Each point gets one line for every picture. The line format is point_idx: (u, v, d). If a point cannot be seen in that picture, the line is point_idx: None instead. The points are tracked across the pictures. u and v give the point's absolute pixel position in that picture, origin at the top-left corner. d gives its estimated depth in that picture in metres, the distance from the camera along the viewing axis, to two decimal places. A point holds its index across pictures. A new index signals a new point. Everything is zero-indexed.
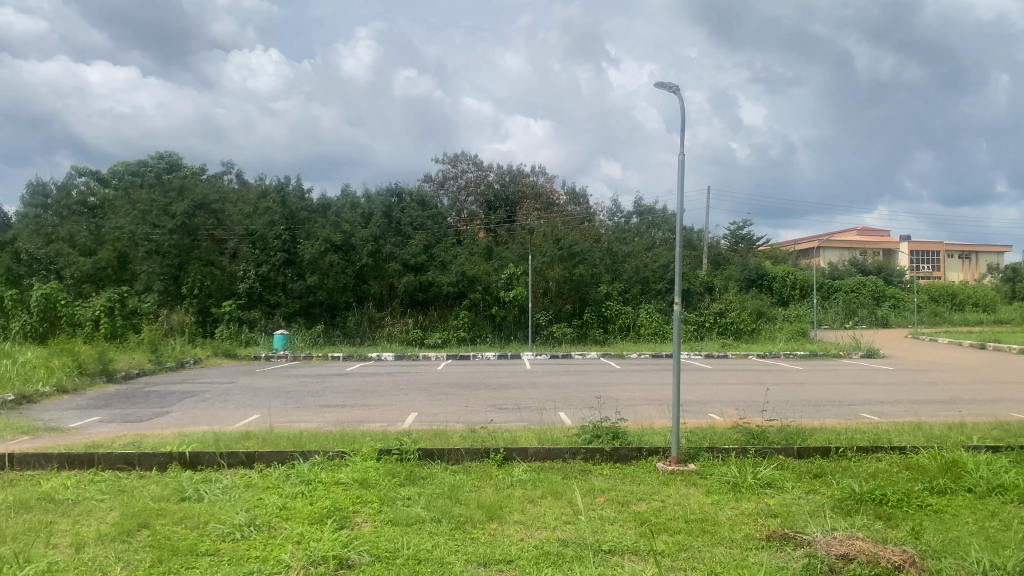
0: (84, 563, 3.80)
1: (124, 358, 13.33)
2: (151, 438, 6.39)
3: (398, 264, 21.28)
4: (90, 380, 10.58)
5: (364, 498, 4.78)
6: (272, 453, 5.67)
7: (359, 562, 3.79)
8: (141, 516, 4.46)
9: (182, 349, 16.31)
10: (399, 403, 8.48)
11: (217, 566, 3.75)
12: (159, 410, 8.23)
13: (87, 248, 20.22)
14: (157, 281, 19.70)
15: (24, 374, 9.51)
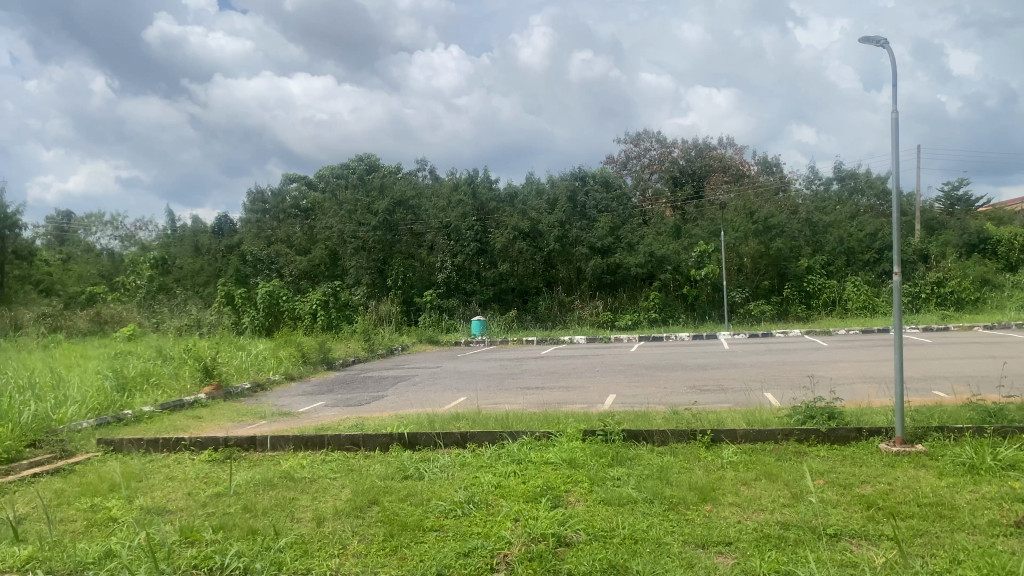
0: (324, 536, 4.13)
1: (340, 347, 14.38)
2: (370, 420, 6.84)
3: (585, 248, 21.41)
4: (313, 367, 11.50)
5: (574, 478, 4.85)
6: (483, 433, 5.89)
7: (578, 540, 3.87)
8: (371, 493, 4.79)
9: (391, 337, 17.34)
10: (599, 384, 8.56)
11: (444, 541, 3.95)
12: (376, 393, 8.80)
13: (302, 248, 22.29)
14: (365, 275, 21.26)
15: (256, 363, 10.54)
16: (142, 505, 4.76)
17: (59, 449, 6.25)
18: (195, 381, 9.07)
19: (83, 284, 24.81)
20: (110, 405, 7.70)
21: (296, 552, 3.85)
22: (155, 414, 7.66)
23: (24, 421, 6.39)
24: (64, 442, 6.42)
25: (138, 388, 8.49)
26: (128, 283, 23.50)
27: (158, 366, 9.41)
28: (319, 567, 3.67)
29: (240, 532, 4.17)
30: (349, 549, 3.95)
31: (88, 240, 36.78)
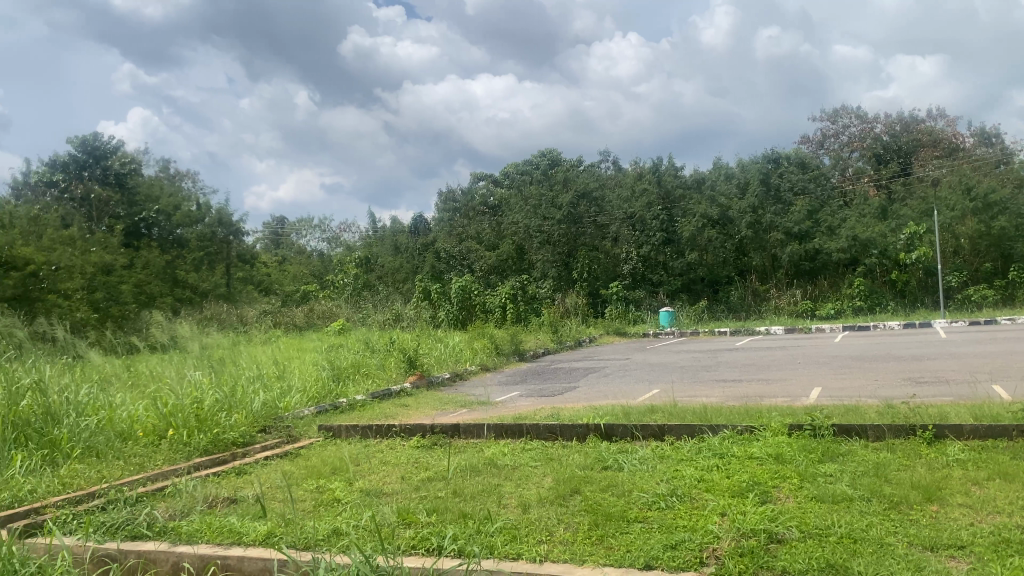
0: (532, 523, 4.23)
1: (531, 339, 14.72)
2: (567, 411, 6.92)
3: (780, 233, 20.62)
4: (506, 358, 11.82)
5: (782, 473, 4.68)
6: (682, 427, 5.79)
7: (790, 537, 3.73)
8: (573, 483, 4.85)
9: (579, 329, 17.47)
10: (801, 377, 8.18)
11: (649, 533, 3.94)
12: (568, 385, 8.90)
13: (490, 243, 22.81)
14: (551, 268, 21.48)
15: (454, 355, 11.00)
16: (360, 488, 5.10)
17: (286, 434, 6.84)
18: (400, 371, 9.61)
19: (297, 283, 26.95)
20: (326, 394, 8.32)
21: (506, 537, 3.98)
22: (366, 402, 8.19)
23: (255, 409, 7.05)
24: (289, 428, 7.02)
25: (350, 377, 9.13)
26: (337, 283, 25.02)
27: (365, 357, 10.06)
28: (529, 552, 3.77)
29: (452, 516, 4.36)
30: (556, 536, 4.03)
31: (299, 242, 39.92)
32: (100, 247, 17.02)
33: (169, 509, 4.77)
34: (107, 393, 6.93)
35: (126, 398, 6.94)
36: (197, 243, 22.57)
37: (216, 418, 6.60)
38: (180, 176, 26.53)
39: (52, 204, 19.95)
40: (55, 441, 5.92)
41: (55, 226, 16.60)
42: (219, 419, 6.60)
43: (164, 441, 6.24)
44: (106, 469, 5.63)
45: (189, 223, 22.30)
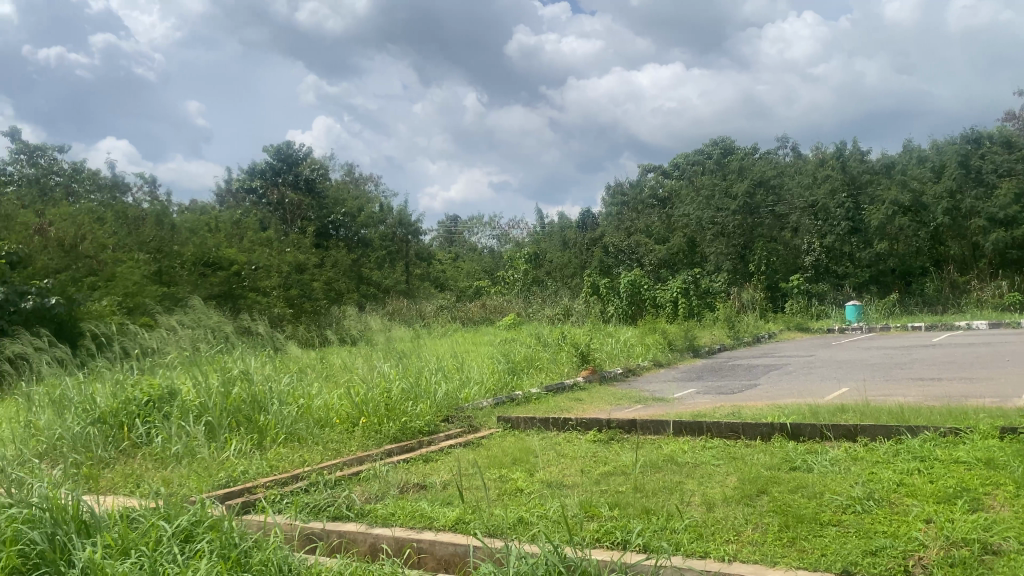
0: (717, 522, 4.14)
1: (706, 335, 14.41)
2: (749, 408, 6.73)
3: (982, 220, 19.04)
4: (680, 354, 11.64)
5: (995, 480, 4.31)
6: (877, 427, 5.47)
7: (1007, 548, 3.43)
8: (760, 482, 4.70)
9: (756, 324, 16.88)
10: (1013, 376, 7.47)
11: (846, 537, 3.76)
12: (748, 382, 8.61)
13: (661, 237, 22.62)
14: (725, 261, 20.86)
15: (626, 350, 10.95)
16: (542, 478, 5.19)
17: (467, 424, 7.09)
18: (574, 365, 9.69)
19: (471, 280, 27.60)
20: (504, 386, 8.53)
21: (692, 535, 3.92)
22: (542, 395, 8.31)
23: (438, 398, 7.37)
24: (470, 418, 7.26)
25: (525, 371, 9.32)
26: (508, 278, 25.14)
27: (539, 350, 10.22)
28: (717, 551, 3.70)
29: (635, 511, 4.34)
30: (744, 536, 3.92)
31: (472, 240, 41.06)
32: (293, 247, 18.31)
33: (364, 493, 5.06)
34: (305, 384, 7.45)
35: (322, 387, 7.43)
36: (380, 243, 23.78)
37: (403, 407, 6.96)
38: (362, 179, 28.06)
39: (252, 208, 21.69)
40: (262, 426, 6.44)
41: (255, 229, 18.02)
42: (406, 408, 6.95)
43: (357, 428, 6.64)
44: (307, 453, 6.05)
45: (372, 223, 23.50)
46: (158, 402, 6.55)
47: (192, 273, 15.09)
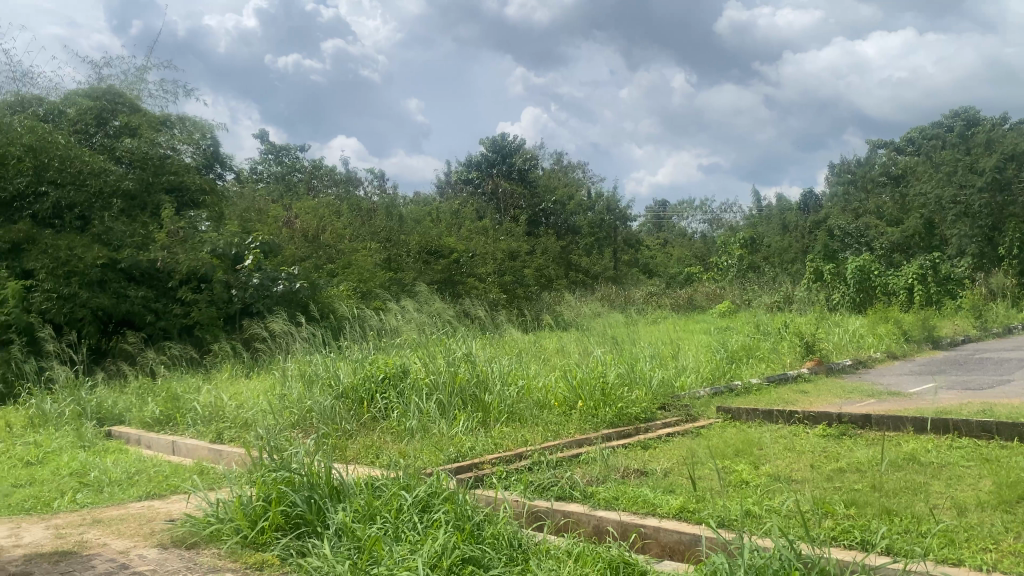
0: (971, 528, 3.80)
1: (948, 324, 13.26)
2: (1002, 407, 6.11)
3: None
4: (917, 346, 10.79)
5: None
6: None
7: None
8: (1020, 488, 4.25)
9: (1008, 314, 15.25)
10: None
11: None
12: (999, 378, 7.82)
13: (894, 218, 21.96)
14: (970, 244, 18.92)
15: (855, 341, 10.31)
16: (768, 472, 5.01)
17: (686, 413, 7.00)
18: (797, 356, 9.27)
19: (682, 264, 27.03)
20: (722, 375, 8.34)
21: (943, 540, 3.63)
22: (763, 386, 8.02)
23: (655, 385, 7.35)
24: (688, 407, 7.16)
25: (744, 360, 9.04)
26: (721, 263, 24.32)
27: (759, 339, 9.86)
28: (973, 560, 3.40)
29: (874, 511, 4.09)
30: (1004, 546, 3.57)
31: (681, 225, 40.36)
32: (507, 235, 18.90)
33: (587, 475, 5.14)
34: (525, 366, 7.69)
35: (541, 370, 7.63)
36: (590, 229, 23.87)
37: (619, 393, 6.99)
38: (572, 167, 28.44)
39: (469, 199, 22.68)
40: (486, 405, 6.72)
41: (472, 219, 18.87)
42: (622, 394, 6.98)
43: (575, 411, 6.75)
44: (530, 433, 6.24)
45: (583, 211, 23.77)
46: (392, 380, 7.00)
47: (417, 261, 16.02)
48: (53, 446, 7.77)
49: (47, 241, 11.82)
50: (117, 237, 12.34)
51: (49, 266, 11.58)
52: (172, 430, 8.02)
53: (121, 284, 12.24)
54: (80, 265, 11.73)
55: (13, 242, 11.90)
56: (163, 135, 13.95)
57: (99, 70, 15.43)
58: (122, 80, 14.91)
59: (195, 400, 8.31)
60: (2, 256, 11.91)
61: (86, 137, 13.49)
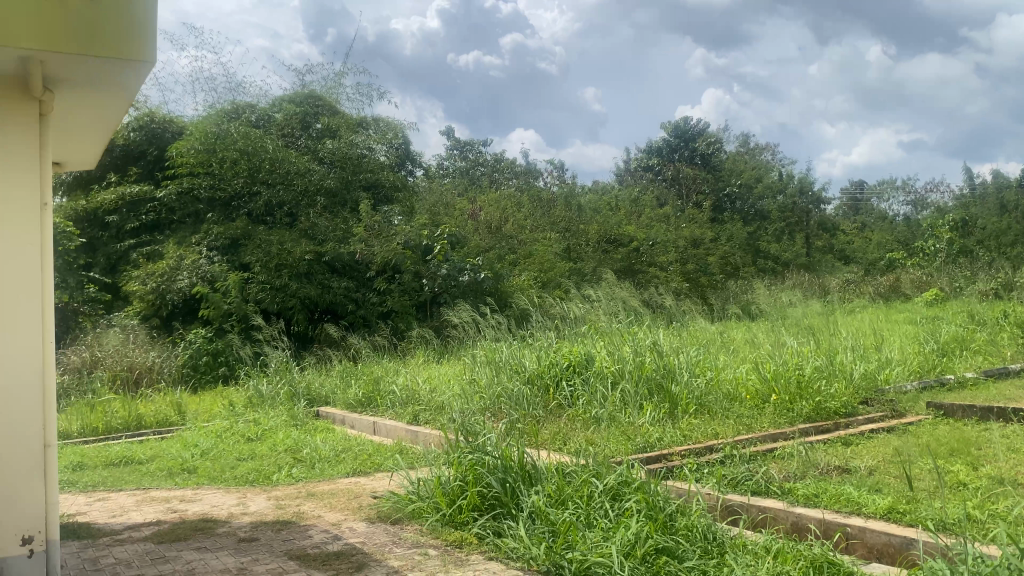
0: None
1: None
2: None
3: None
4: None
5: None
6: None
7: None
8: None
9: None
10: None
11: None
12: None
13: None
14: None
15: None
16: (990, 474, 4.60)
17: (890, 409, 6.57)
18: (1019, 350, 8.43)
19: (882, 248, 25.26)
20: (931, 369, 7.75)
21: None
22: (979, 381, 7.37)
23: (856, 378, 6.94)
24: (893, 402, 6.71)
25: (957, 352, 8.35)
26: (927, 247, 22.48)
27: (974, 330, 9.05)
28: None
29: None
30: None
31: (881, 207, 37.76)
32: (690, 222, 18.48)
33: (783, 470, 4.96)
34: (713, 357, 7.50)
35: (730, 361, 7.42)
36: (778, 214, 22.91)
37: (817, 386, 6.68)
38: (759, 149, 27.32)
39: (651, 186, 22.43)
40: (674, 395, 6.58)
41: (653, 206, 18.65)
42: (820, 387, 6.66)
43: (768, 404, 6.50)
44: (720, 425, 6.08)
45: (772, 194, 22.79)
46: (578, 369, 7.05)
47: (597, 249, 16.06)
48: (270, 424, 8.49)
49: (260, 237, 12.94)
50: (321, 232, 13.32)
51: (262, 260, 12.70)
52: (373, 411, 8.54)
53: (325, 275, 13.18)
54: (288, 259, 12.72)
55: (232, 238, 13.14)
56: (359, 136, 14.71)
57: (303, 76, 16.61)
58: (322, 84, 16.00)
59: (393, 384, 8.80)
60: (223, 250, 13.17)
61: (292, 140, 14.64)
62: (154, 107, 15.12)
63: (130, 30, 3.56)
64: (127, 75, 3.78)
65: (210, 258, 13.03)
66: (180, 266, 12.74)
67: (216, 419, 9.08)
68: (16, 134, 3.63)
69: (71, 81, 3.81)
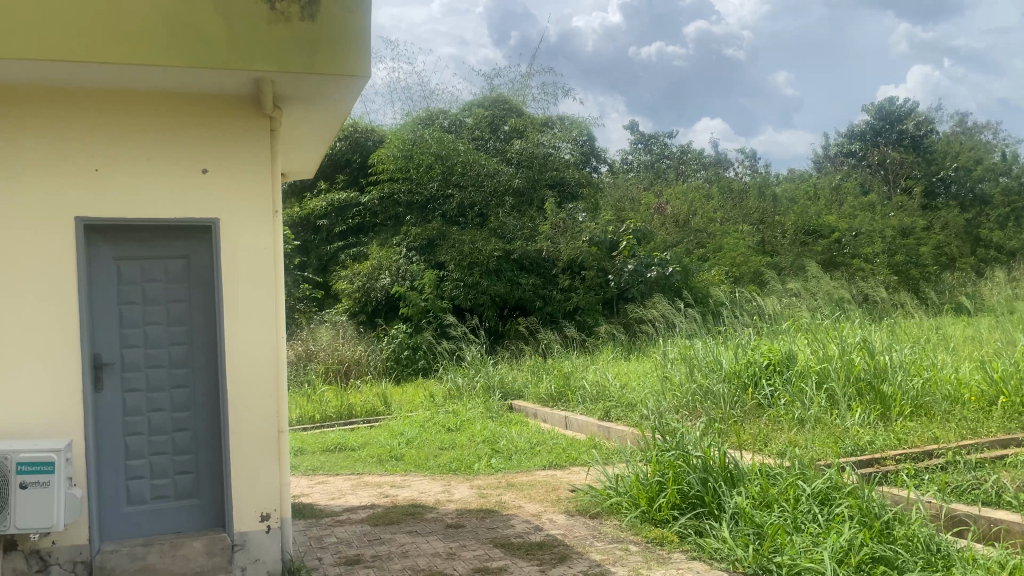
0: None
1: None
2: None
3: None
4: None
5: None
6: None
7: None
8: None
9: None
10: None
11: None
12: None
13: None
14: None
15: None
16: None
17: None
18: None
19: None
20: None
21: None
22: None
23: None
24: None
25: None
26: None
27: None
28: None
29: None
30: None
31: None
32: (898, 210, 17.20)
33: (1017, 480, 4.52)
34: (930, 355, 6.95)
35: (950, 361, 6.84)
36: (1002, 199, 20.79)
37: None
38: (978, 128, 24.94)
39: (852, 172, 21.08)
40: (886, 396, 6.13)
41: (856, 194, 17.53)
42: None
43: (997, 408, 5.94)
44: (940, 429, 5.62)
45: (994, 176, 20.70)
46: (779, 367, 6.75)
47: (794, 241, 15.35)
48: (468, 415, 8.84)
49: (455, 237, 13.50)
50: (510, 231, 13.69)
51: (456, 259, 13.25)
52: (564, 405, 8.65)
53: (515, 272, 13.51)
54: (480, 257, 13.17)
55: (428, 238, 13.76)
56: (545, 135, 14.91)
57: (491, 79, 17.11)
58: (510, 88, 16.44)
59: (584, 379, 8.85)
60: (421, 250, 13.84)
61: (482, 143, 15.10)
62: (357, 119, 16.18)
63: (345, 46, 3.77)
64: (346, 90, 4.06)
65: (409, 256, 13.79)
66: (382, 266, 13.56)
67: (419, 409, 9.58)
68: (250, 150, 4.00)
69: (293, 97, 4.14)
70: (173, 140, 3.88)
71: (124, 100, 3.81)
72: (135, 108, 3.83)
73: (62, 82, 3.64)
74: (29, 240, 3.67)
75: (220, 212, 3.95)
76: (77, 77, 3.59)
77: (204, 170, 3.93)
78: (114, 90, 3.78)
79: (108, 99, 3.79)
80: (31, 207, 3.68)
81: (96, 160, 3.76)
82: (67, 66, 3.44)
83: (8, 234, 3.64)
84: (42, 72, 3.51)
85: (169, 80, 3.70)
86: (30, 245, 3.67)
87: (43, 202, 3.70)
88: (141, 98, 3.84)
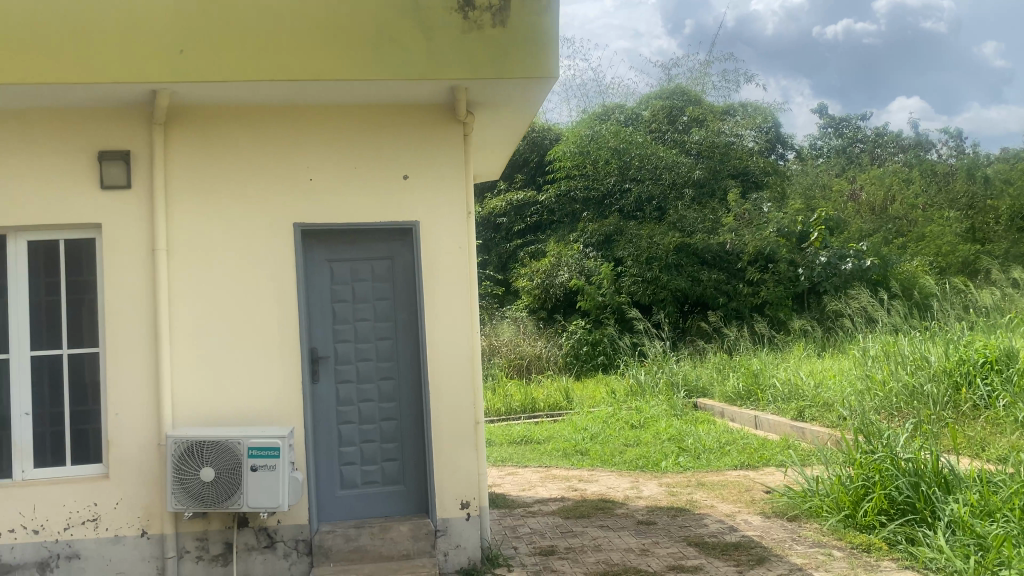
0: None
1: None
2: None
3: None
4: None
5: None
6: None
7: None
8: None
9: None
10: None
11: None
12: None
13: None
14: None
15: None
16: None
17: None
18: None
19: None
20: None
21: None
22: None
23: None
24: None
25: None
26: None
27: None
28: None
29: None
30: None
31: None
32: None
33: None
34: None
35: None
36: None
37: None
38: None
39: None
40: None
41: None
42: None
43: None
44: None
45: None
46: (998, 366, 6.15)
47: (1011, 227, 13.99)
48: (652, 413, 8.77)
49: (631, 232, 13.48)
50: (690, 224, 13.33)
51: (633, 254, 13.18)
52: (754, 405, 8.37)
53: (695, 267, 13.13)
54: (658, 252, 13.02)
55: (605, 234, 13.82)
56: (726, 124, 14.67)
57: (668, 70, 16.87)
58: (688, 77, 16.14)
59: (774, 377, 8.51)
60: (599, 245, 13.91)
61: (660, 136, 14.92)
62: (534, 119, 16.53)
63: (536, 49, 3.85)
64: (536, 92, 4.15)
65: (586, 252, 13.91)
66: (560, 262, 13.71)
67: (601, 405, 9.61)
68: (447, 155, 4.19)
69: (486, 102, 4.28)
70: (377, 149, 4.14)
71: (333, 113, 4.12)
72: (342, 119, 4.12)
73: (280, 99, 3.97)
74: (254, 245, 4.04)
75: (420, 214, 4.17)
76: (292, 94, 3.90)
77: (405, 177, 4.16)
78: (323, 104, 4.09)
79: (319, 113, 4.11)
80: (254, 214, 4.05)
81: (309, 169, 4.09)
82: (284, 84, 3.75)
83: (236, 239, 4.03)
84: (263, 91, 3.85)
85: (372, 92, 3.95)
86: (256, 248, 4.04)
87: (264, 209, 4.06)
88: (347, 111, 4.13)
